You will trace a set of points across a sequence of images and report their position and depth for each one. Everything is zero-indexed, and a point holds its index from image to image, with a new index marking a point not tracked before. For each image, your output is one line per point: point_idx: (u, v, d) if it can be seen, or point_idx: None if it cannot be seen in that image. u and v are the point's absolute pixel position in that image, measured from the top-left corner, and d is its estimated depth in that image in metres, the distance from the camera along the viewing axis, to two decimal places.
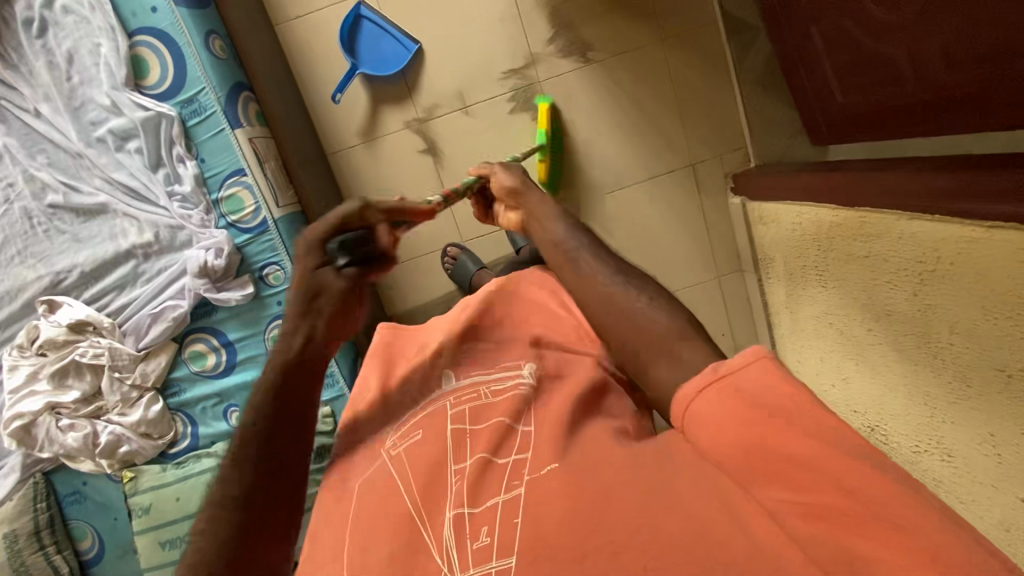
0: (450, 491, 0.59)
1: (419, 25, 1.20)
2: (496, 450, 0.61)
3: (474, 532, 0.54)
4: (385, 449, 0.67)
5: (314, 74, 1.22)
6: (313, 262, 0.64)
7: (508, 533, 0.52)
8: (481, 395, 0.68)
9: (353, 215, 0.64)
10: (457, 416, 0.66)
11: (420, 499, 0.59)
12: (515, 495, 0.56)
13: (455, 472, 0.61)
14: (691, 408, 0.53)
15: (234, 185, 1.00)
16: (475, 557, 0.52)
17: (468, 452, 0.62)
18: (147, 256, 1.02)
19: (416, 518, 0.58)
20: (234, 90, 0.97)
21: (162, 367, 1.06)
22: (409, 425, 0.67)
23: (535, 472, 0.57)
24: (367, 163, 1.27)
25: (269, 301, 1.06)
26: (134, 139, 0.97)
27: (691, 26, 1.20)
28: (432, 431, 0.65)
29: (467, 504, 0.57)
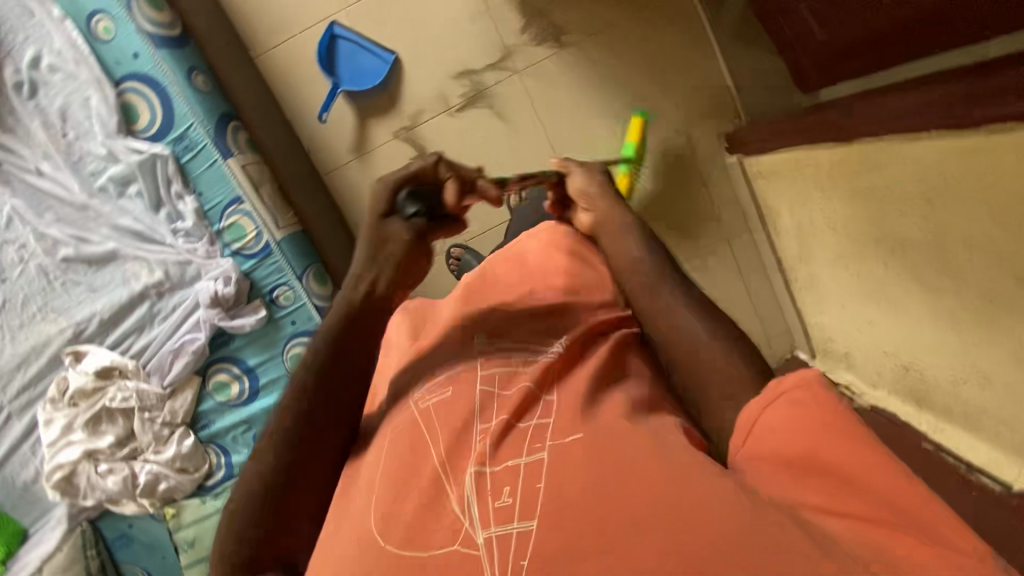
0: (473, 448, 0.52)
1: (395, 37, 1.24)
2: (520, 412, 0.55)
3: (496, 491, 0.48)
4: (412, 400, 0.60)
5: (300, 100, 1.26)
6: (382, 201, 0.71)
7: (530, 496, 0.47)
8: (510, 361, 0.61)
9: (423, 168, 0.72)
10: (487, 378, 0.59)
11: (447, 456, 0.52)
12: (537, 458, 0.50)
13: (482, 431, 0.54)
14: (760, 422, 0.48)
15: (235, 214, 1.00)
16: (494, 516, 0.47)
17: (494, 413, 0.55)
18: (161, 295, 1.05)
19: (442, 476, 0.51)
20: (222, 122, 0.99)
21: (188, 403, 1.09)
22: (439, 376, 0.61)
23: (558, 439, 0.51)
24: (361, 178, 1.29)
25: (283, 322, 1.05)
26: (133, 184, 0.99)
27: None
28: (461, 387, 0.58)
29: (488, 462, 0.51)
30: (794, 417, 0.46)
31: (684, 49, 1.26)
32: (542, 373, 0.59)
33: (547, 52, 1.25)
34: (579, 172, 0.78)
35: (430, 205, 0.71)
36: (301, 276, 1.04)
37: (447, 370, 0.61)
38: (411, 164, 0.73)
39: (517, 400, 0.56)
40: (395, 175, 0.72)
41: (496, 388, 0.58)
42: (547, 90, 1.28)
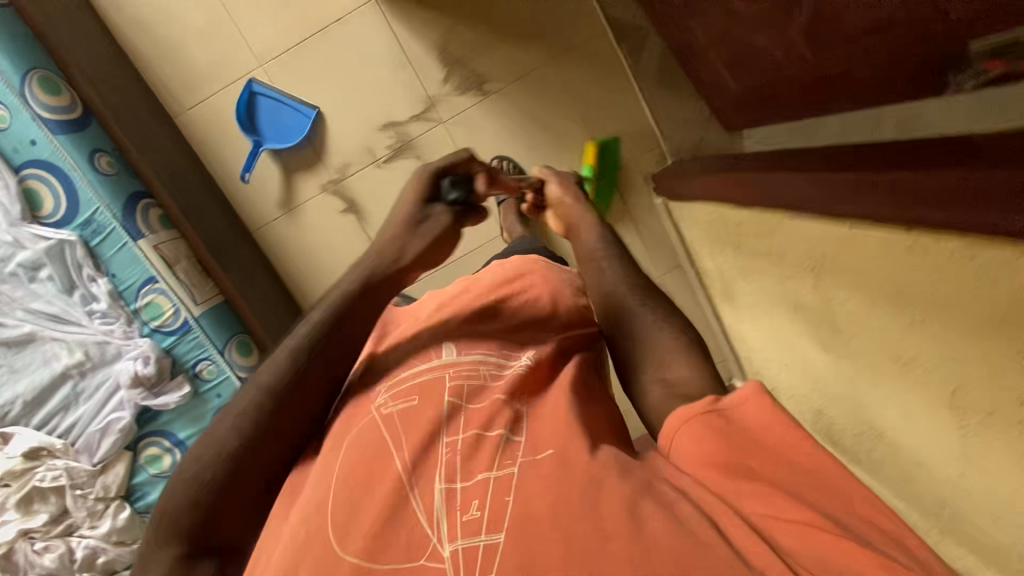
0: (439, 459, 0.48)
1: (316, 92, 1.23)
2: (491, 424, 0.50)
3: (464, 506, 0.44)
4: (374, 407, 0.53)
5: (223, 158, 1.24)
6: (424, 195, 0.65)
7: (498, 508, 0.43)
8: (481, 374, 0.55)
9: (462, 160, 0.68)
10: (455, 390, 0.53)
11: (412, 468, 0.47)
12: (507, 473, 0.46)
13: (448, 444, 0.49)
14: (678, 437, 0.45)
15: (150, 293, 1.00)
16: (461, 529, 0.43)
17: (461, 430, 0.50)
18: (83, 374, 1.04)
19: (406, 489, 0.46)
20: (131, 202, 0.98)
21: (121, 476, 1.09)
22: (404, 381, 0.54)
23: (531, 456, 0.47)
24: (292, 233, 1.28)
25: (208, 395, 1.06)
26: (43, 268, 0.98)
27: (581, 40, 1.24)
28: (429, 400, 0.52)
29: (458, 479, 0.46)
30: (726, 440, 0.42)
31: (608, 91, 1.27)
32: (517, 386, 0.54)
33: (471, 100, 1.25)
34: (555, 182, 0.84)
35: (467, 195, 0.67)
36: (222, 349, 1.05)
37: (415, 376, 0.55)
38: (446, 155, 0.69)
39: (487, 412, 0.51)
40: (435, 164, 0.68)
41: (463, 400, 0.52)
42: (474, 138, 1.27)
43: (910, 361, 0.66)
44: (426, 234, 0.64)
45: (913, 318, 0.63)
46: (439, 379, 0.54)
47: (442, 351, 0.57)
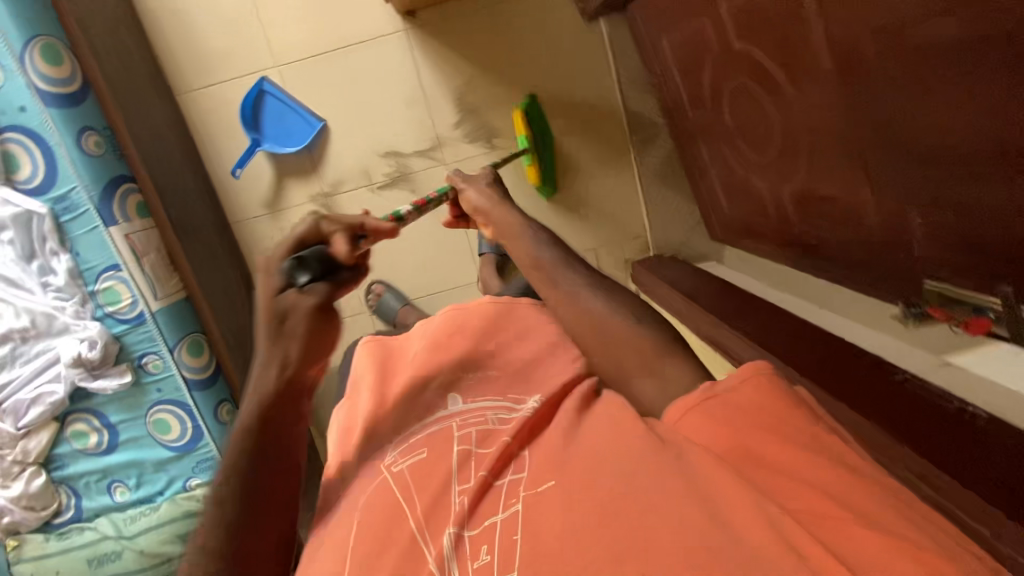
0: (452, 508, 0.49)
1: (326, 105, 1.22)
2: (498, 470, 0.51)
3: (474, 552, 0.44)
4: (384, 466, 0.56)
5: (217, 147, 1.22)
6: (274, 285, 0.56)
7: (508, 547, 0.43)
8: (487, 420, 0.57)
9: (307, 232, 0.58)
10: (462, 437, 0.55)
11: (427, 515, 0.49)
12: (513, 512, 0.46)
13: (461, 494, 0.50)
14: (687, 417, 0.47)
15: (110, 279, 0.99)
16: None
17: (471, 472, 0.51)
18: (25, 339, 1.02)
19: (422, 539, 0.47)
20: (110, 187, 0.96)
21: (43, 444, 1.08)
22: (413, 439, 0.57)
23: (532, 489, 0.47)
24: (271, 234, 1.27)
25: (149, 387, 1.06)
26: (5, 230, 0.96)
27: (596, 119, 1.26)
28: (439, 447, 0.55)
29: (466, 524, 0.47)
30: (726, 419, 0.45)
31: (608, 173, 1.30)
32: (522, 428, 0.54)
33: (477, 150, 1.26)
34: (471, 189, 0.79)
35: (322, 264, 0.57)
36: (172, 348, 1.04)
37: (425, 434, 0.58)
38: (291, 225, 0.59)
39: (493, 459, 0.51)
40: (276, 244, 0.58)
41: (473, 446, 0.54)
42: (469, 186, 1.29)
43: None
44: (294, 332, 0.56)
45: None
46: (448, 429, 0.57)
47: (449, 401, 0.62)
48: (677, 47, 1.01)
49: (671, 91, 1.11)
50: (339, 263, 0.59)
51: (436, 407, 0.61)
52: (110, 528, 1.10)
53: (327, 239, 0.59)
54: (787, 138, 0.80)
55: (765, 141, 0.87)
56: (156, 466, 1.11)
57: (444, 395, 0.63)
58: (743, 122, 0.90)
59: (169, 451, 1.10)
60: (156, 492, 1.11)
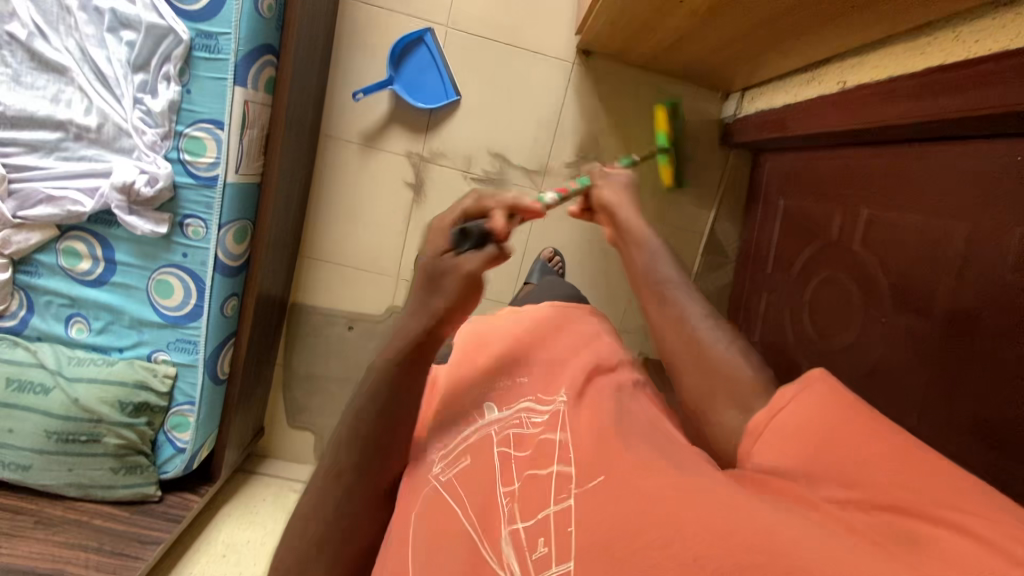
0: (502, 512, 0.48)
1: (468, 83, 1.23)
2: (536, 465, 0.51)
3: (530, 543, 0.45)
4: (432, 477, 0.53)
5: (351, 61, 1.20)
6: (439, 247, 0.55)
7: (565, 540, 0.43)
8: (524, 422, 0.56)
9: (471, 207, 0.58)
10: (501, 440, 0.53)
11: (479, 517, 0.48)
12: (566, 505, 0.46)
13: (506, 493, 0.49)
14: (763, 437, 0.46)
15: (204, 131, 0.94)
16: (534, 567, 0.43)
17: (514, 473, 0.51)
18: (79, 138, 0.94)
19: (479, 543, 0.47)
20: (256, 51, 0.93)
21: (28, 244, 0.99)
22: (458, 446, 0.55)
23: (583, 484, 0.47)
24: (352, 164, 1.25)
25: (176, 248, 0.99)
26: (131, 32, 0.90)
27: (684, 226, 1.35)
28: (482, 456, 0.52)
29: (519, 520, 0.47)
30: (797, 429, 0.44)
31: None
32: (552, 423, 0.55)
33: None
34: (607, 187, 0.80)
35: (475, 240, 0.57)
36: (221, 225, 0.99)
37: (467, 441, 0.55)
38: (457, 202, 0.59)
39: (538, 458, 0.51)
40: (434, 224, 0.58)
41: (512, 449, 0.53)
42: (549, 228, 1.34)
43: None
44: (446, 290, 0.54)
45: None
46: (485, 439, 0.54)
47: (485, 408, 0.58)
48: (791, 214, 1.11)
49: (760, 240, 1.21)
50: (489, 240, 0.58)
51: (471, 418, 0.57)
52: (49, 359, 1.00)
53: (482, 215, 0.59)
54: (856, 342, 0.90)
55: (831, 332, 0.96)
56: (132, 321, 1.03)
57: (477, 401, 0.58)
58: (818, 306, 1.00)
59: (157, 315, 1.02)
60: (117, 346, 1.04)
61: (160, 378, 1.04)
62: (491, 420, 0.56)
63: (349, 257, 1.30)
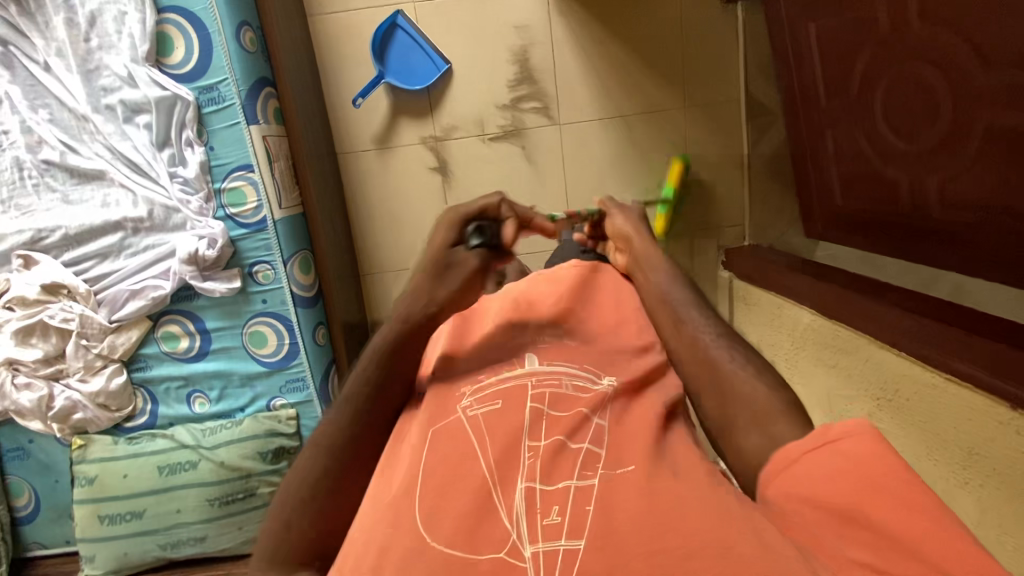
0: (523, 465, 0.46)
1: (453, 47, 1.21)
2: (571, 434, 0.48)
3: (545, 508, 0.42)
4: (459, 409, 0.52)
5: (340, 72, 1.21)
6: (449, 238, 0.64)
7: (578, 516, 0.41)
8: (562, 384, 0.54)
9: (490, 206, 0.67)
10: (536, 396, 0.52)
11: (497, 462, 0.46)
12: (587, 484, 0.44)
13: (529, 447, 0.47)
14: (797, 466, 0.40)
15: (239, 179, 0.97)
16: (543, 531, 0.41)
17: (543, 430, 0.49)
18: (137, 231, 1.00)
19: (492, 489, 0.44)
20: (256, 86, 0.95)
21: (131, 342, 1.06)
22: (490, 387, 0.53)
23: (611, 468, 0.45)
24: (377, 170, 1.27)
25: (254, 297, 1.04)
26: (144, 114, 0.95)
27: (717, 100, 1.29)
28: (514, 397, 0.52)
29: (539, 480, 0.45)
30: (846, 470, 0.38)
31: (715, 157, 1.32)
32: (596, 400, 0.52)
33: (594, 114, 1.27)
34: (619, 215, 0.72)
35: (491, 242, 0.65)
36: (286, 261, 1.02)
37: (501, 385, 0.54)
38: (478, 198, 0.68)
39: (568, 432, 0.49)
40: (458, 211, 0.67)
41: (546, 406, 0.51)
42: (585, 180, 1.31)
43: None
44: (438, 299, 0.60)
45: (966, 480, 0.70)
46: (520, 386, 0.53)
47: (526, 360, 0.58)
48: (826, 36, 1.03)
49: (804, 79, 1.12)
50: (501, 246, 0.66)
51: (511, 365, 0.57)
52: (186, 437, 1.06)
53: (495, 219, 0.67)
54: (957, 123, 0.81)
55: (924, 127, 0.88)
56: (242, 379, 1.08)
57: (522, 353, 0.59)
58: (894, 110, 0.92)
59: (260, 366, 1.07)
60: (237, 407, 1.09)
61: (285, 422, 1.08)
62: (523, 371, 0.56)
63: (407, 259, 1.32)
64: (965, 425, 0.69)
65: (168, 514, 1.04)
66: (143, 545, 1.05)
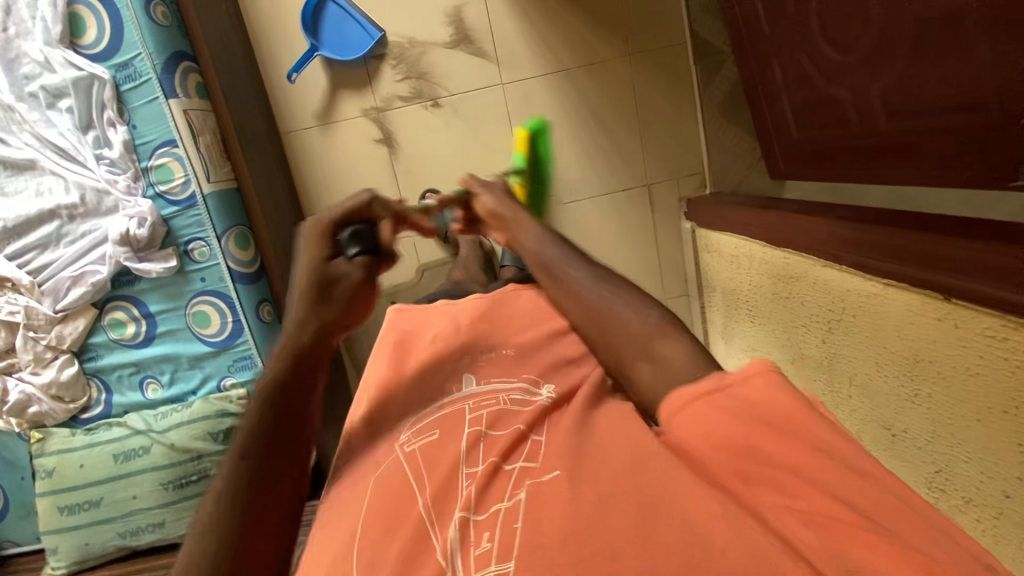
0: (460, 494, 0.43)
1: (386, 14, 1.19)
2: (507, 453, 0.46)
3: (476, 536, 0.39)
4: (397, 445, 0.50)
5: (275, 50, 1.20)
6: (322, 253, 0.59)
7: (507, 537, 0.38)
8: (500, 403, 0.52)
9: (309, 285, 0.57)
10: (472, 420, 0.50)
11: (432, 497, 0.43)
12: (516, 501, 0.41)
13: (467, 475, 0.44)
14: (684, 409, 0.45)
15: (165, 155, 0.97)
16: (474, 563, 0.37)
17: (479, 455, 0.46)
18: (72, 218, 1.00)
19: (426, 524, 0.41)
20: (172, 59, 0.94)
21: (79, 332, 1.06)
22: (429, 418, 0.52)
23: (537, 477, 0.42)
24: (322, 146, 1.25)
25: (193, 276, 1.03)
26: (66, 98, 0.95)
27: (663, 46, 1.24)
28: (453, 429, 0.50)
29: (473, 508, 0.41)
30: (735, 414, 0.41)
31: (667, 105, 1.27)
32: (536, 413, 0.50)
33: (536, 71, 1.24)
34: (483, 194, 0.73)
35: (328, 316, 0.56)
36: (220, 236, 1.01)
37: (438, 416, 0.52)
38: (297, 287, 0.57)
39: (502, 443, 0.47)
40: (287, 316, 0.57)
41: (485, 428, 0.49)
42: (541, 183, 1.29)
43: (897, 435, 0.69)
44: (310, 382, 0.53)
45: (916, 390, 0.64)
46: (458, 415, 0.51)
47: (464, 381, 0.57)
48: None
49: (745, 8, 1.06)
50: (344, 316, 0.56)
51: (449, 391, 0.56)
52: (139, 423, 1.05)
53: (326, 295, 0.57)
54: (889, 18, 0.75)
55: (858, 33, 0.82)
56: (191, 361, 1.07)
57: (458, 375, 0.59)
58: (830, 19, 0.86)
59: (207, 346, 1.06)
60: (189, 390, 1.08)
61: (235, 402, 1.06)
62: (465, 395, 0.55)
63: None
64: (905, 326, 0.63)
65: (125, 501, 1.03)
66: (105, 535, 1.04)
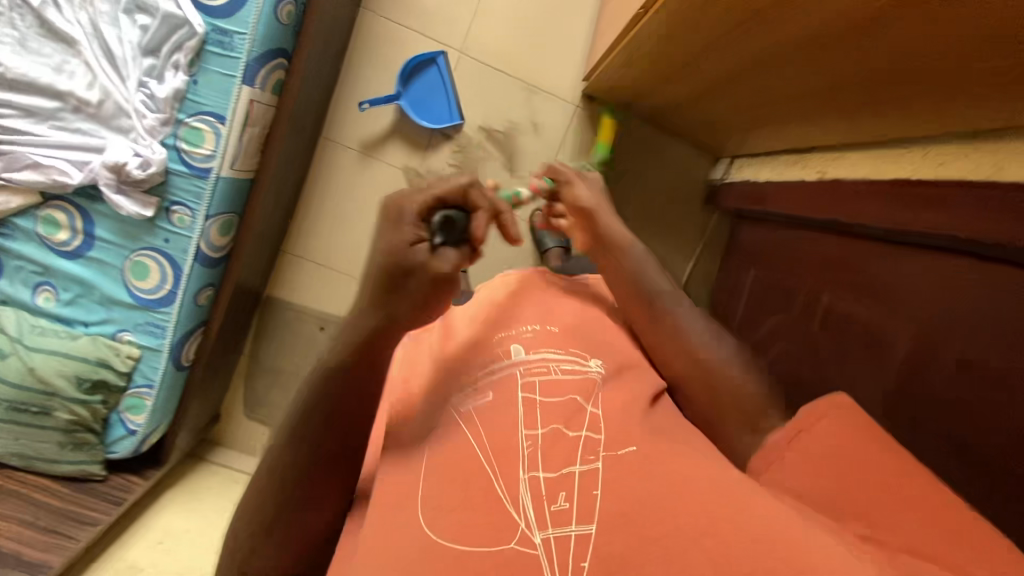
0: (524, 454, 0.53)
1: (473, 109, 1.25)
2: (569, 423, 0.56)
3: (550, 495, 0.49)
4: (452, 408, 0.59)
5: (362, 73, 1.23)
6: (404, 238, 0.53)
7: (587, 503, 0.48)
8: (550, 371, 0.62)
9: (454, 190, 0.56)
10: (527, 385, 0.60)
11: (501, 459, 0.53)
12: (590, 467, 0.52)
13: (528, 437, 0.55)
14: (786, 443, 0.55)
15: (205, 123, 0.95)
16: (552, 517, 0.48)
17: (537, 421, 0.56)
18: (77, 111, 0.94)
19: (498, 480, 0.51)
20: (269, 54, 0.95)
21: (8, 206, 0.98)
22: (479, 385, 0.61)
23: (612, 450, 0.53)
24: (349, 169, 1.27)
25: (158, 232, 1.00)
26: (147, 17, 0.91)
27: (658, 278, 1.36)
28: (504, 397, 0.59)
29: (541, 469, 0.52)
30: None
31: None
32: (583, 385, 0.61)
33: None
34: (577, 183, 0.86)
35: (457, 234, 0.55)
36: (209, 216, 1.00)
37: (490, 380, 0.61)
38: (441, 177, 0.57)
39: (561, 410, 0.57)
40: (421, 193, 0.55)
41: (539, 396, 0.59)
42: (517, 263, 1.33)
43: None
44: (410, 290, 0.54)
45: None
46: (511, 382, 0.60)
47: (513, 351, 0.64)
48: (758, 286, 1.08)
49: (730, 303, 1.18)
50: (468, 245, 0.56)
51: (498, 357, 0.64)
52: (13, 325, 0.99)
53: (464, 203, 0.57)
54: None
55: None
56: (102, 298, 1.02)
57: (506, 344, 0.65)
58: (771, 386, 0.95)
59: (129, 296, 1.02)
60: (83, 320, 1.03)
61: (122, 358, 1.03)
62: (513, 362, 0.63)
63: (327, 257, 1.30)
64: None
65: None
66: None
